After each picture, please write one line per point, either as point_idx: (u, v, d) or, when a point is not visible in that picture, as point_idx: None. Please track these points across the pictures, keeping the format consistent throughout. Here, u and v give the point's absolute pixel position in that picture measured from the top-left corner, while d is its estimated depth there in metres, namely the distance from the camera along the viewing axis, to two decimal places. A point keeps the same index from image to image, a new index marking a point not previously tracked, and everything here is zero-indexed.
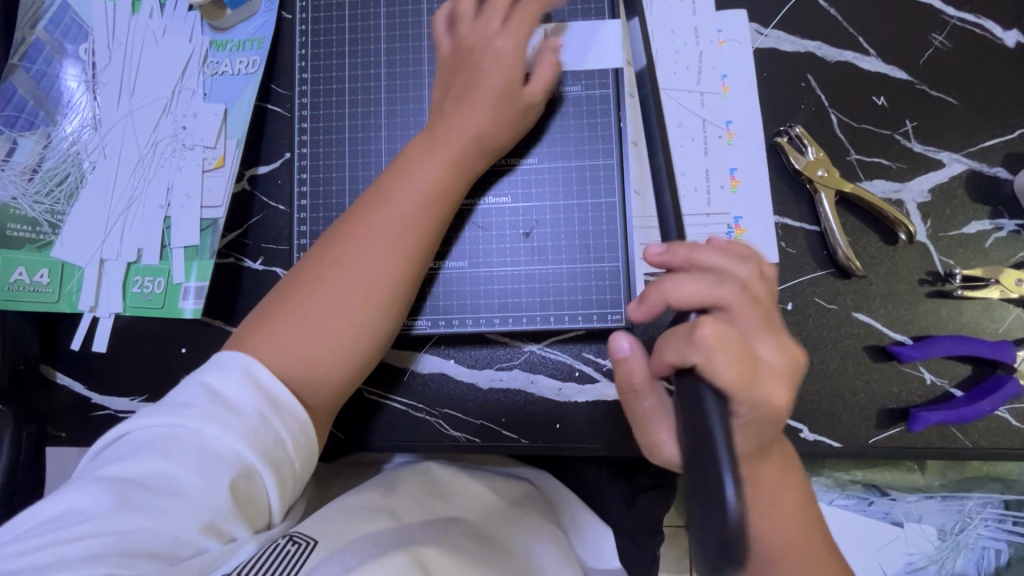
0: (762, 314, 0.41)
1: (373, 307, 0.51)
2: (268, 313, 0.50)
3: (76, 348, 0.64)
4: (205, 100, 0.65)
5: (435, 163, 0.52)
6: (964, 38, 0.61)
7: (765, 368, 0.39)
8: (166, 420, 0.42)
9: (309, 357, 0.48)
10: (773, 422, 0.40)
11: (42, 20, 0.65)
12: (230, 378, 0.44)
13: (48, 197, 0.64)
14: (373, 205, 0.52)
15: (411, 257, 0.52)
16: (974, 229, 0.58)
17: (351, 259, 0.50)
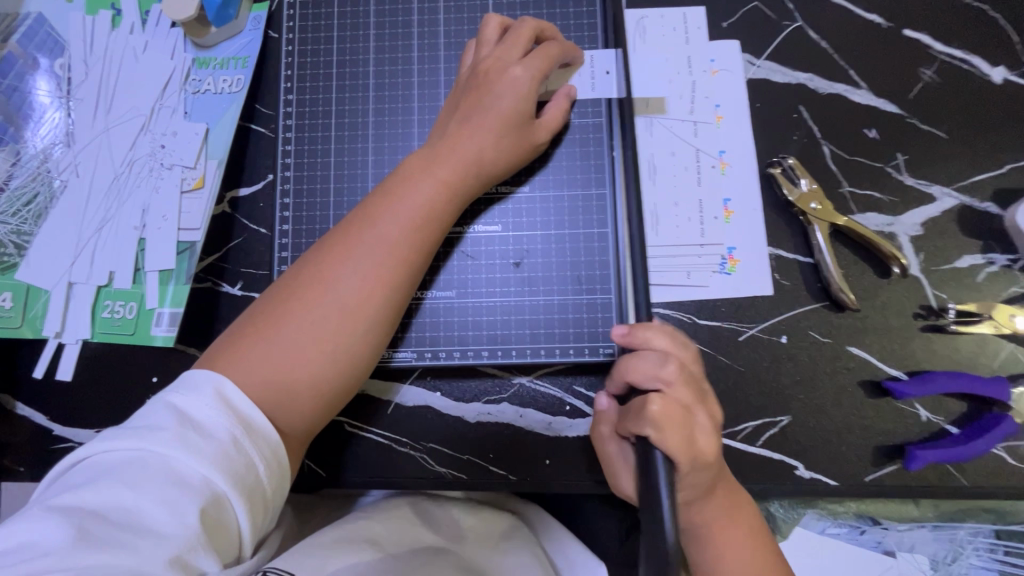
0: (696, 387, 0.46)
1: (353, 333, 0.49)
2: (246, 329, 0.48)
3: (39, 375, 0.61)
4: (186, 119, 0.63)
5: (430, 184, 0.51)
6: (953, 72, 0.61)
7: (702, 431, 0.44)
8: (131, 446, 0.40)
9: (283, 383, 0.46)
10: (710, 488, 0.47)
11: (16, 35, 0.63)
12: (201, 400, 0.43)
13: (14, 217, 0.61)
14: (363, 223, 0.50)
15: (398, 281, 0.50)
16: (966, 263, 0.58)
17: (333, 279, 0.48)
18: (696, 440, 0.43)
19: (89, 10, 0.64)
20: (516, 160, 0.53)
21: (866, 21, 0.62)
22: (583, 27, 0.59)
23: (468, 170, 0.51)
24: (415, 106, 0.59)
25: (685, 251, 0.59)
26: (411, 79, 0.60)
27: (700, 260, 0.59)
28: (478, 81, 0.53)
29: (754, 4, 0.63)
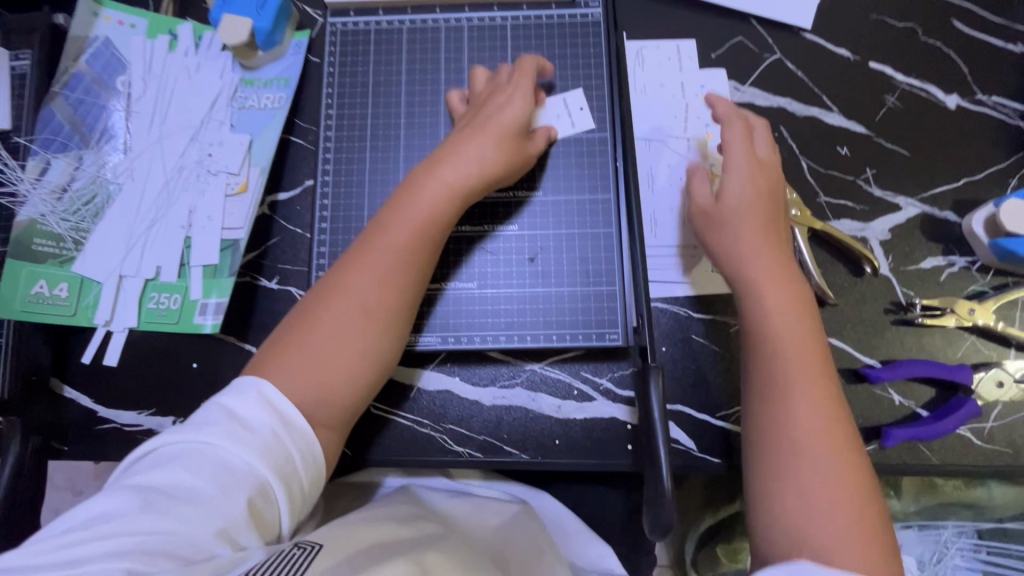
0: (766, 174, 0.59)
1: (375, 329, 0.54)
2: (279, 338, 0.54)
3: (88, 361, 0.66)
4: (232, 131, 0.70)
5: (435, 191, 0.57)
6: (913, 99, 0.70)
7: (749, 261, 0.55)
8: (188, 436, 0.46)
9: (314, 381, 0.52)
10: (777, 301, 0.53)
11: (85, 54, 0.70)
12: (247, 399, 0.48)
13: (74, 216, 0.66)
14: (378, 234, 0.56)
15: (410, 283, 0.56)
16: (930, 264, 0.65)
17: (353, 284, 0.54)
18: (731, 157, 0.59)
19: (149, 35, 0.72)
20: (516, 165, 0.60)
21: (837, 55, 0.71)
22: (589, 57, 0.67)
23: (472, 176, 0.58)
24: (441, 121, 0.67)
25: (681, 251, 0.66)
26: (438, 97, 0.67)
27: (694, 260, 0.65)
28: (478, 102, 0.62)
29: (739, 39, 0.72)
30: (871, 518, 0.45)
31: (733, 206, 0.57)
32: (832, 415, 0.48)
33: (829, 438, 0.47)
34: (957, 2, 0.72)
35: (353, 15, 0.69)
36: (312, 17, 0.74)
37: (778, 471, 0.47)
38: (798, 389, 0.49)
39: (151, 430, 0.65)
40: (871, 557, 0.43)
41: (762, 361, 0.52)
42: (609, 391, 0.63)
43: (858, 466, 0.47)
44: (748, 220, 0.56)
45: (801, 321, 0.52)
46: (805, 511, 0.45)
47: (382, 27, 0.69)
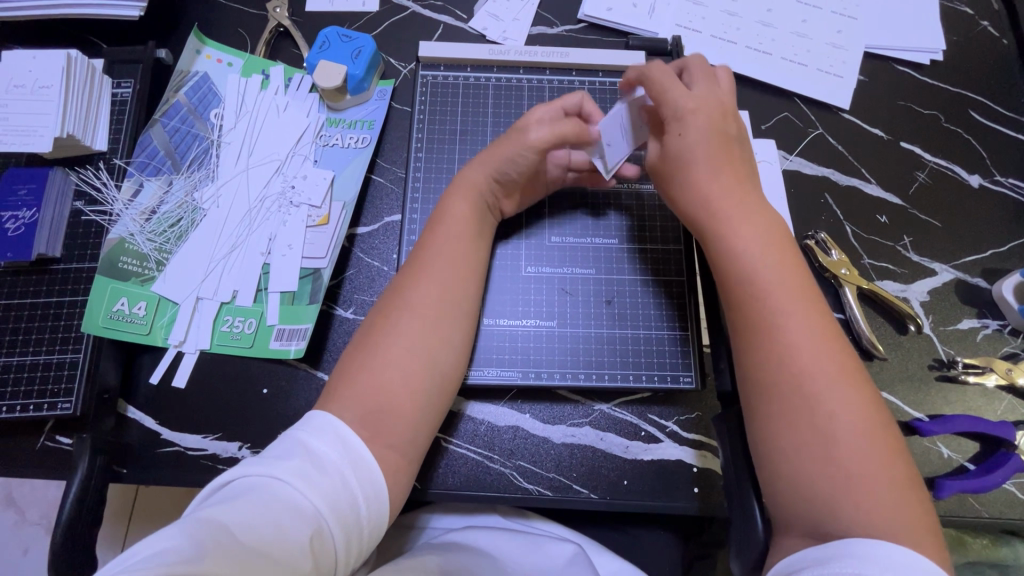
0: (731, 133, 0.58)
1: (433, 344, 0.56)
2: (342, 371, 0.55)
3: (155, 381, 0.65)
4: (316, 165, 0.74)
5: (469, 205, 0.62)
6: (940, 176, 0.78)
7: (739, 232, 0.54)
8: (261, 472, 0.46)
9: (377, 397, 0.53)
10: (751, 280, 0.52)
11: (184, 87, 0.74)
12: (321, 437, 0.49)
13: (160, 237, 0.68)
14: (428, 254, 0.60)
15: (458, 295, 0.59)
16: (966, 325, 0.71)
17: (416, 302, 0.57)
18: (677, 107, 0.57)
19: (244, 74, 0.76)
20: (523, 153, 0.61)
21: (872, 133, 0.79)
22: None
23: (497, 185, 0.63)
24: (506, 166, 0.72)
25: None
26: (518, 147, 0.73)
27: None
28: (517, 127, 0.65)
29: (786, 115, 0.80)
30: (898, 459, 0.46)
31: (693, 177, 0.56)
32: (843, 369, 0.49)
33: (852, 396, 0.47)
34: (972, 95, 0.82)
35: (443, 69, 0.76)
36: (396, 68, 0.80)
37: (797, 439, 0.47)
38: (807, 350, 0.49)
39: (215, 455, 0.64)
40: (901, 504, 0.44)
41: (762, 326, 0.51)
42: (675, 433, 0.65)
43: (879, 416, 0.47)
44: (721, 192, 0.55)
45: (799, 283, 0.52)
46: (836, 470, 0.45)
47: (470, 83, 0.75)
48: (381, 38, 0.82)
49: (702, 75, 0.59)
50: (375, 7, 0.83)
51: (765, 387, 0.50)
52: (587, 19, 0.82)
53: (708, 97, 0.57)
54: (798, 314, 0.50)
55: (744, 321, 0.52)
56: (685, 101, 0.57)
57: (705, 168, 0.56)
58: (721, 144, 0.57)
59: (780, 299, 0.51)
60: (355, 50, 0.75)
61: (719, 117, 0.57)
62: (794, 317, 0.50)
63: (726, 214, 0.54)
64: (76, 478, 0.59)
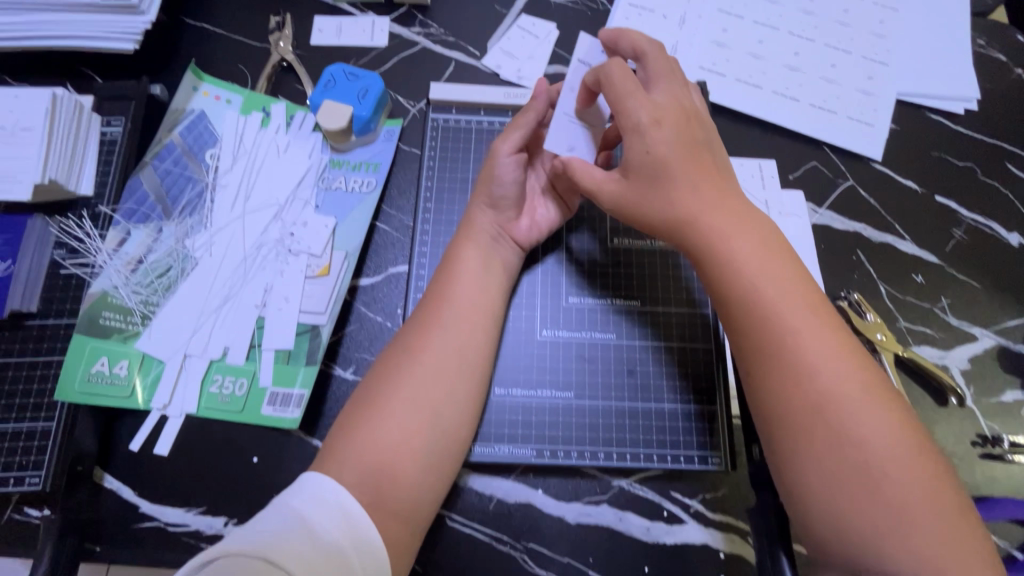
0: (699, 137, 0.54)
1: (443, 400, 0.52)
2: (341, 429, 0.50)
3: (135, 448, 0.60)
4: (317, 211, 0.69)
5: (480, 250, 0.59)
6: (978, 233, 0.73)
7: (735, 237, 0.49)
8: (249, 546, 0.40)
9: (383, 457, 0.48)
10: (749, 290, 0.47)
11: (179, 126, 0.69)
12: (321, 507, 0.44)
13: (147, 288, 0.63)
14: (442, 302, 0.56)
15: (472, 351, 0.55)
16: (1011, 397, 0.66)
17: (425, 355, 0.53)
18: (636, 116, 0.52)
19: (243, 112, 0.72)
20: (508, 169, 0.59)
21: (905, 186, 0.75)
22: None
23: (497, 215, 0.60)
24: None
25: None
26: None
27: None
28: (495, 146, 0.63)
29: (814, 164, 0.75)
30: (939, 473, 0.41)
31: (678, 184, 0.51)
32: (869, 387, 0.43)
33: (878, 412, 0.42)
34: (1008, 147, 0.78)
35: (454, 113, 0.72)
36: (404, 107, 0.76)
37: (825, 473, 0.41)
38: (825, 367, 0.44)
39: (197, 532, 0.58)
40: (956, 537, 0.39)
41: (771, 343, 0.45)
42: (699, 513, 0.59)
43: (915, 437, 0.42)
44: (706, 196, 0.50)
45: (807, 304, 0.46)
46: (879, 501, 0.40)
47: (483, 127, 0.71)
48: (388, 76, 0.78)
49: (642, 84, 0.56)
50: (383, 43, 0.79)
51: (782, 414, 0.44)
52: None
53: (665, 102, 0.53)
54: (804, 323, 0.45)
55: (751, 336, 0.46)
56: (643, 110, 0.52)
57: (688, 173, 0.51)
58: (695, 159, 0.52)
59: (783, 308, 0.46)
60: (362, 89, 0.71)
61: (685, 117, 0.53)
62: (801, 327, 0.45)
63: (719, 221, 0.49)
64: (43, 561, 0.53)
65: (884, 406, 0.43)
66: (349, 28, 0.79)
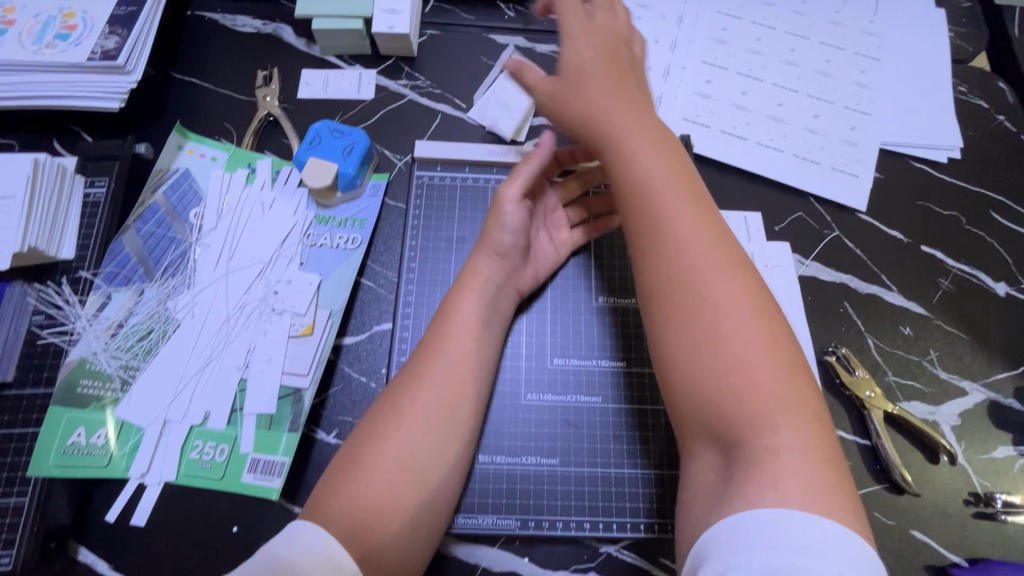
0: (623, 62, 0.60)
1: (432, 461, 0.51)
2: (329, 485, 0.49)
3: (112, 519, 0.59)
4: (301, 269, 0.68)
5: (480, 300, 0.58)
6: (964, 283, 0.73)
7: (635, 137, 0.54)
8: None
9: (370, 516, 0.47)
10: (636, 177, 0.52)
11: (163, 186, 0.69)
12: (299, 550, 0.43)
13: (127, 353, 0.62)
14: (435, 355, 0.55)
15: (463, 409, 0.54)
16: (1003, 453, 0.65)
17: (414, 413, 0.52)
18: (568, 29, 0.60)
19: (228, 169, 0.72)
20: (514, 218, 0.60)
21: (890, 236, 0.75)
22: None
23: (503, 264, 0.60)
24: None
25: None
26: None
27: None
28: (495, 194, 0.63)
29: (800, 215, 0.76)
30: (792, 368, 0.44)
31: (586, 93, 0.57)
32: (744, 286, 0.47)
33: (741, 300, 0.46)
34: (992, 196, 0.78)
35: (440, 170, 0.73)
36: (391, 159, 0.76)
37: (684, 343, 0.46)
38: (694, 249, 0.48)
39: None
40: (794, 425, 0.42)
41: (652, 225, 0.50)
42: None
43: (777, 337, 0.46)
44: (617, 109, 0.56)
45: (718, 244, 0.49)
46: (722, 370, 0.44)
47: (468, 184, 0.72)
48: (374, 129, 0.78)
49: (600, 50, 0.59)
50: (370, 95, 0.79)
51: (655, 288, 0.49)
52: None
53: (602, 24, 0.60)
54: (687, 210, 0.50)
55: (637, 216, 0.52)
56: (576, 27, 0.60)
57: (600, 85, 0.57)
58: (638, 108, 0.57)
59: (665, 191, 0.51)
60: (347, 146, 0.71)
61: (610, 46, 0.59)
62: (681, 212, 0.50)
63: (624, 130, 0.55)
64: None
65: (769, 344, 0.45)
66: (337, 81, 0.80)
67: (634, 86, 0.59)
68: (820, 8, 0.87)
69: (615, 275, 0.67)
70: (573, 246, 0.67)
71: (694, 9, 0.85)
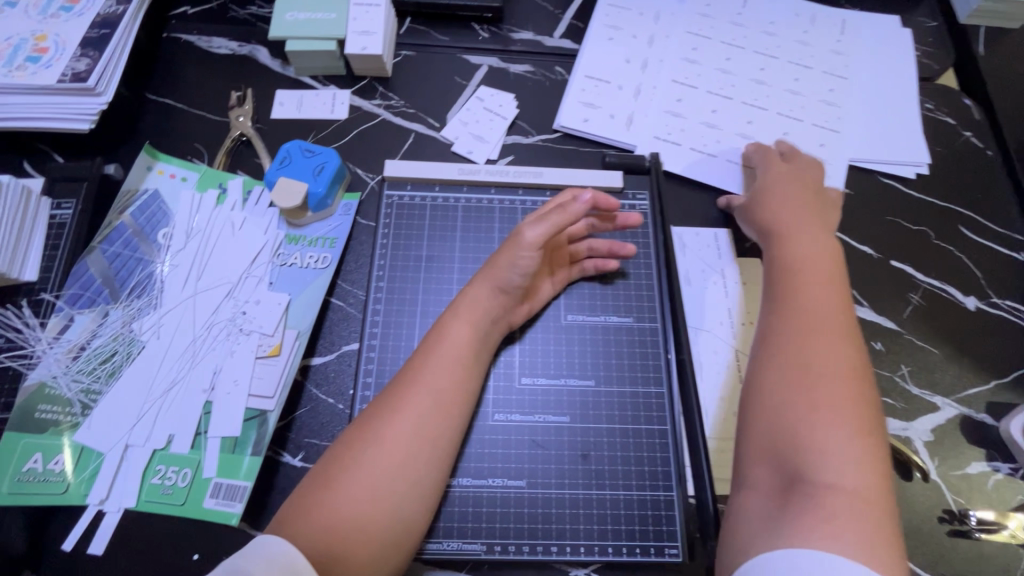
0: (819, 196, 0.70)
1: (401, 485, 0.50)
2: (296, 506, 0.49)
3: (68, 548, 0.57)
4: (270, 289, 0.68)
5: (471, 328, 0.57)
6: (935, 297, 0.74)
7: (783, 246, 0.63)
8: None
9: (336, 542, 0.46)
10: (790, 274, 0.59)
11: (131, 207, 0.69)
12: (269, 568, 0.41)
13: (88, 376, 0.62)
14: (416, 380, 0.54)
15: (442, 435, 0.53)
16: (976, 469, 0.65)
17: (383, 435, 0.51)
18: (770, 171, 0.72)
19: (199, 189, 0.72)
20: (526, 258, 0.59)
21: (861, 251, 0.76)
22: (642, 287, 0.68)
23: (503, 300, 0.60)
24: (456, 258, 0.70)
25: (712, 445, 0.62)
26: None
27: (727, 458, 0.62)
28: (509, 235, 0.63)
29: None
30: (869, 446, 0.47)
31: (768, 213, 0.67)
32: (841, 368, 0.51)
33: (828, 378, 0.50)
34: (960, 210, 0.79)
35: (410, 189, 0.73)
36: (363, 179, 0.76)
37: (767, 408, 0.51)
38: (793, 332, 0.54)
39: None
40: (858, 495, 0.44)
41: (780, 307, 0.56)
42: None
43: (864, 416, 0.48)
44: (783, 225, 0.65)
45: (814, 324, 0.54)
46: (793, 435, 0.48)
47: (437, 203, 0.73)
48: (347, 149, 0.78)
49: (810, 179, 0.71)
50: (344, 115, 0.80)
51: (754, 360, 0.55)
52: (563, 130, 0.80)
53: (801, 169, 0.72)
54: (811, 299, 0.56)
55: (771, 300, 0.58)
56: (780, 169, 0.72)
57: (778, 207, 0.67)
58: (815, 227, 0.64)
59: (786, 286, 0.58)
60: (318, 166, 0.71)
61: (809, 185, 0.70)
62: (812, 300, 0.56)
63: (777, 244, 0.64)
64: None
65: (847, 408, 0.48)
66: (310, 101, 0.80)
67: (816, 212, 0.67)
68: (788, 28, 0.88)
69: (590, 295, 0.67)
70: (568, 280, 0.66)
71: (665, 29, 0.87)
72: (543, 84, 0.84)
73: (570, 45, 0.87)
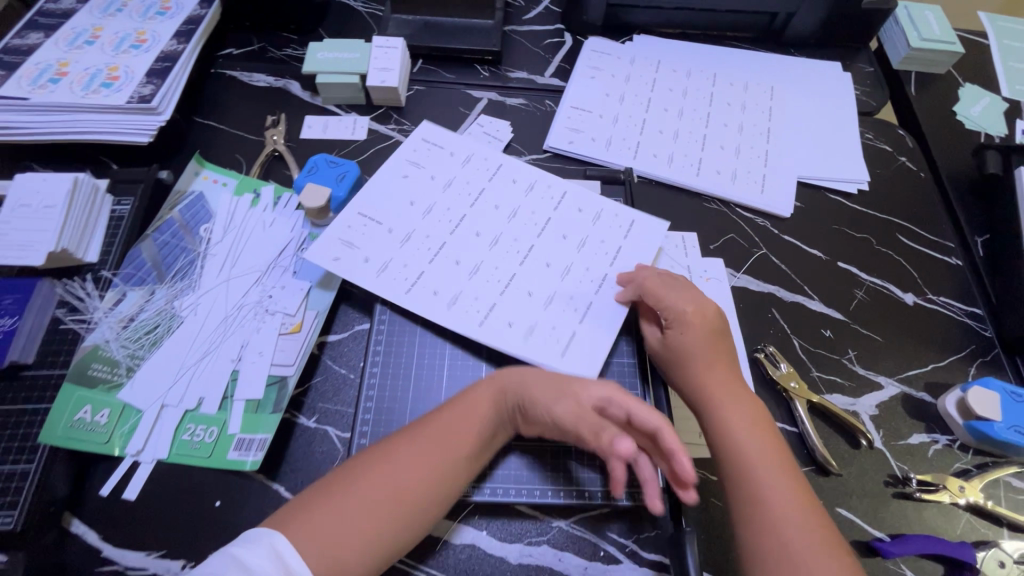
0: (718, 330, 0.69)
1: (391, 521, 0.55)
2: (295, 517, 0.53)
3: (105, 493, 0.64)
4: (294, 277, 0.78)
5: (489, 415, 0.63)
6: (877, 293, 0.84)
7: (718, 392, 0.64)
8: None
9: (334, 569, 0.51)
10: (731, 425, 0.61)
11: (180, 206, 0.81)
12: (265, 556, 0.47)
13: (134, 343, 0.71)
14: (420, 436, 0.60)
15: (434, 483, 0.58)
16: (916, 440, 0.73)
17: (385, 470, 0.57)
18: (676, 310, 0.68)
19: (237, 194, 0.84)
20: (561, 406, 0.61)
21: (810, 254, 0.87)
22: None
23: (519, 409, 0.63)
24: None
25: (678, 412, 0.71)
26: None
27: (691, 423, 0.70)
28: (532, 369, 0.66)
29: (732, 236, 0.87)
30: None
31: (688, 373, 0.66)
32: (807, 505, 0.56)
33: (800, 514, 0.55)
34: (899, 222, 0.91)
35: None
36: None
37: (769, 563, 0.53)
38: (771, 486, 0.57)
39: None
40: None
41: (737, 464, 0.59)
42: (635, 553, 0.63)
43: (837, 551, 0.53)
44: (718, 392, 0.64)
45: (783, 467, 0.59)
46: None
47: None
48: (365, 163, 0.91)
49: (710, 313, 0.69)
50: (363, 136, 0.93)
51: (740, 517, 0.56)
52: (552, 150, 0.93)
53: (701, 304, 0.69)
54: (757, 444, 0.60)
55: (728, 464, 0.60)
56: (681, 305, 0.69)
57: (689, 371, 0.66)
58: (730, 371, 0.66)
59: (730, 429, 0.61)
60: (340, 174, 0.83)
61: (716, 327, 0.68)
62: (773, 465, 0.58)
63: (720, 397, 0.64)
64: None
65: (829, 551, 0.53)
66: (335, 124, 0.94)
67: (713, 325, 0.68)
68: (745, 72, 1.03)
69: None
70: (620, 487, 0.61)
71: (639, 71, 1.02)
72: (534, 114, 0.98)
73: (558, 83, 1.01)
